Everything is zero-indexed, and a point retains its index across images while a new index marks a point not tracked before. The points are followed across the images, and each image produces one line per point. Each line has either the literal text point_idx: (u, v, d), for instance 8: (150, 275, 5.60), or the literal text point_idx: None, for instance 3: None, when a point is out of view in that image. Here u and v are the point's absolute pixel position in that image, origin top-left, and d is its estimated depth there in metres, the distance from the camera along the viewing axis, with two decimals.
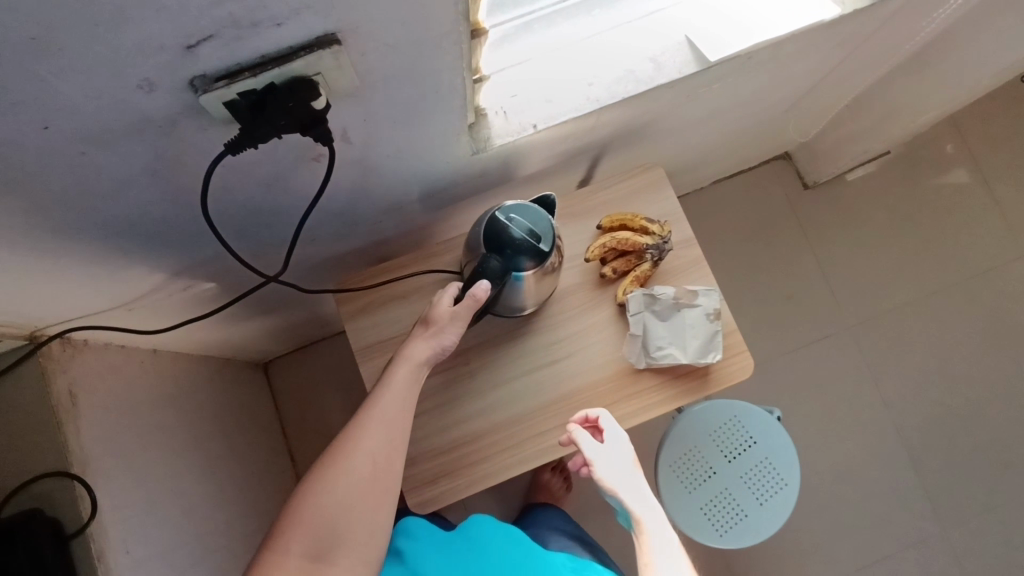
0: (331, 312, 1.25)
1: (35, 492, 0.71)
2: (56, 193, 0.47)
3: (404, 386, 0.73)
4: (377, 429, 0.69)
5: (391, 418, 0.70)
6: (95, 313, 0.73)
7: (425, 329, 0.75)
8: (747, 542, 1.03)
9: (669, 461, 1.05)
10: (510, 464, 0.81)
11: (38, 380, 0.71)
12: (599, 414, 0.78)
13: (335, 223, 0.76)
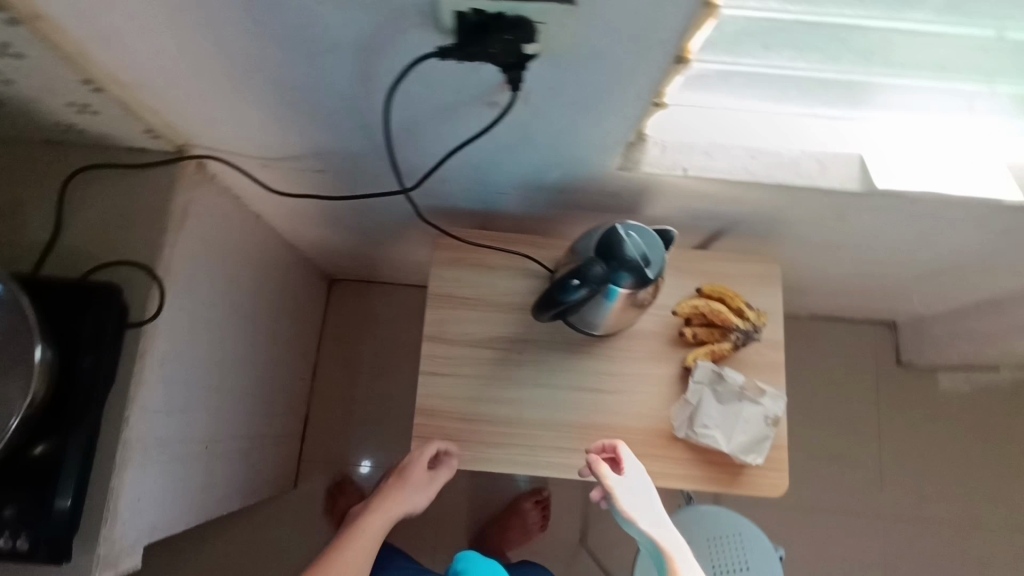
0: (412, 260, 1.30)
1: (120, 271, 0.75)
2: (278, 26, 0.53)
3: (372, 534, 0.77)
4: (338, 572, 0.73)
5: (354, 563, 0.74)
6: (237, 153, 0.80)
7: (400, 486, 0.80)
8: None
9: None
10: (515, 463, 0.81)
11: (165, 187, 0.78)
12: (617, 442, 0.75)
13: (467, 175, 0.80)
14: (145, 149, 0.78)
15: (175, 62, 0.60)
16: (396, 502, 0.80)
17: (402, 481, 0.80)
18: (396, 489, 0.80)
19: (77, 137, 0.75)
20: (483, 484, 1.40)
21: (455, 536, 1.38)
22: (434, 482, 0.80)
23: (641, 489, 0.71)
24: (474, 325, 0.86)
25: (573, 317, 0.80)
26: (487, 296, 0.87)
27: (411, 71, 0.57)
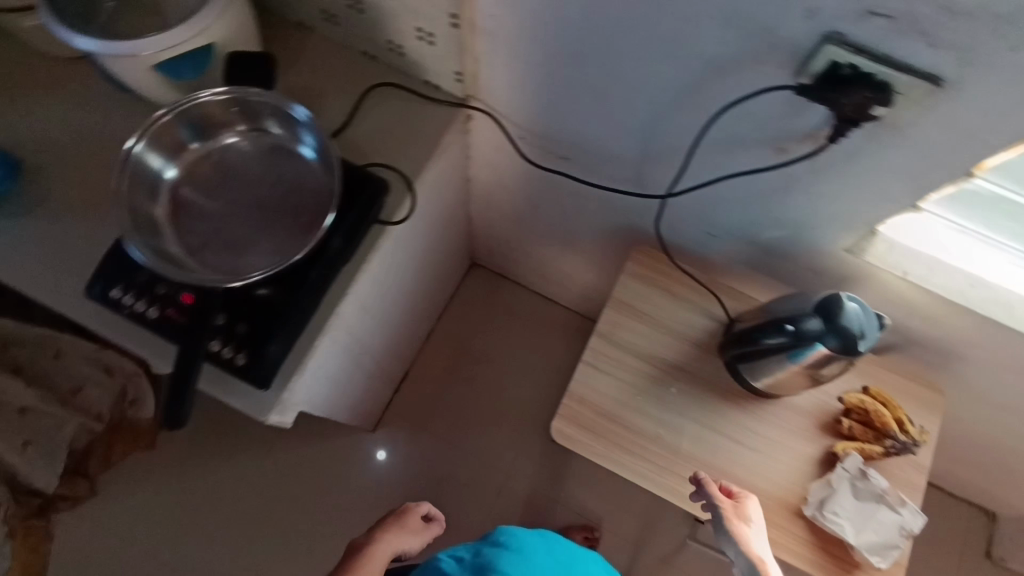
0: (562, 272, 1.38)
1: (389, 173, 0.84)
2: (653, 27, 0.62)
3: (374, 563, 0.90)
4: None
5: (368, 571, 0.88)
6: (502, 118, 0.90)
7: (399, 527, 0.97)
8: None
9: None
10: (643, 476, 0.85)
11: (440, 123, 0.87)
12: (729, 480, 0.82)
13: (693, 210, 0.87)
14: (434, 87, 0.88)
15: (531, 28, 0.71)
16: (400, 536, 0.96)
17: (396, 531, 0.96)
18: (393, 533, 0.96)
19: (391, 57, 0.87)
20: (540, 498, 1.42)
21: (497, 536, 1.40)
22: (430, 530, 1.01)
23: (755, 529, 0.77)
24: (642, 340, 0.91)
25: (748, 367, 0.84)
26: (660, 319, 0.92)
27: (754, 92, 0.63)
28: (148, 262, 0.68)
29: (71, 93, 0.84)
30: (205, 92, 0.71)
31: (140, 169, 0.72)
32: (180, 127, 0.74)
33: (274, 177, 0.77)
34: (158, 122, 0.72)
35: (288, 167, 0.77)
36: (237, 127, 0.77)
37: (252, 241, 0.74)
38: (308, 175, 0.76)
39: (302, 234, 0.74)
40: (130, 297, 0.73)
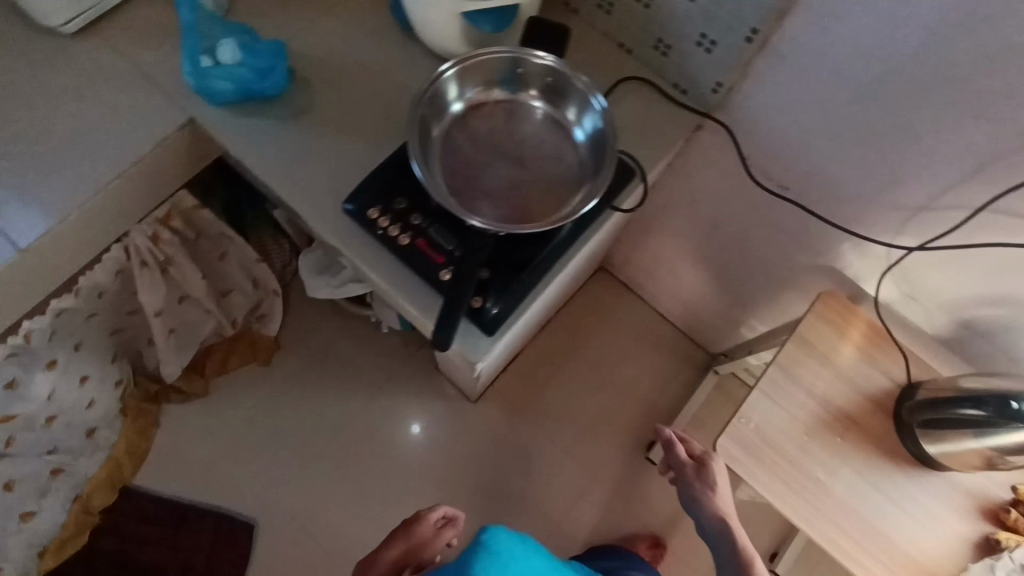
0: (695, 300, 1.40)
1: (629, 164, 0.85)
2: (976, 90, 0.66)
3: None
4: None
5: None
6: (742, 133, 0.90)
7: (408, 540, 1.07)
8: None
9: None
10: (798, 513, 0.88)
11: (682, 128, 0.90)
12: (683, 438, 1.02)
13: (906, 269, 0.90)
14: (683, 92, 0.90)
15: (828, 69, 0.74)
16: (403, 551, 1.06)
17: (408, 545, 1.07)
18: (405, 545, 1.07)
19: (651, 55, 0.89)
20: (618, 508, 1.43)
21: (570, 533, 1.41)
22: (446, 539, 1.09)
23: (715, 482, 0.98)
24: (816, 382, 0.93)
25: (926, 433, 0.86)
26: (837, 365, 0.94)
27: None
28: (423, 180, 0.70)
29: (350, 20, 0.89)
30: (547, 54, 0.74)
31: (441, 93, 0.77)
32: (485, 70, 0.78)
33: (550, 152, 0.79)
34: (473, 59, 0.76)
35: (562, 143, 0.79)
36: (536, 93, 0.80)
37: (507, 193, 0.76)
38: (577, 157, 0.78)
39: (556, 207, 0.76)
40: (389, 212, 0.77)
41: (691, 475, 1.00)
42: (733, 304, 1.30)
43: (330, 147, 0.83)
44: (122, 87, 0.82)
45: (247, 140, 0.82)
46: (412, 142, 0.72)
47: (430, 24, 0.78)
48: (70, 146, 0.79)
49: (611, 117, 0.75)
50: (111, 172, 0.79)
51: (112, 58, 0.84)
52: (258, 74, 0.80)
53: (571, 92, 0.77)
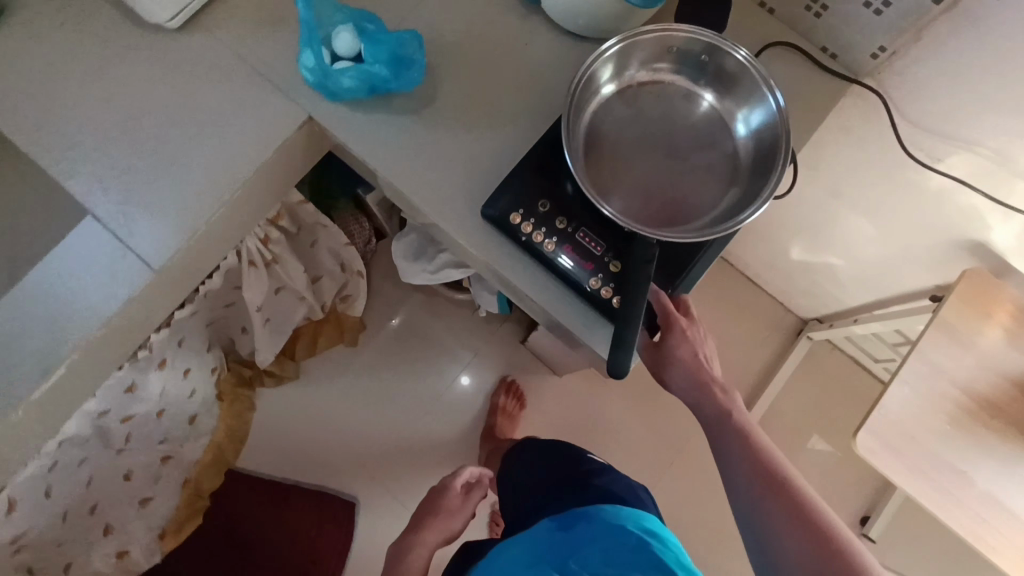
0: (791, 265, 1.34)
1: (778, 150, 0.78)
2: None
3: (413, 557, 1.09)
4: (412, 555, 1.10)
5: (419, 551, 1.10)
6: (897, 97, 0.83)
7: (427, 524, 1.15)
8: None
9: None
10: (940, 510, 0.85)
11: (829, 98, 0.82)
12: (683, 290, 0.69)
13: None
14: (834, 56, 0.82)
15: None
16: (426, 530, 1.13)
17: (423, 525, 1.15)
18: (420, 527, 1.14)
19: (801, 16, 0.81)
20: (705, 472, 1.45)
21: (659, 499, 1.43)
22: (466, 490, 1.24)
23: (684, 348, 0.68)
24: (956, 365, 0.89)
25: None
26: (982, 350, 0.90)
27: None
28: (573, 169, 0.64)
29: None
30: (745, 53, 0.66)
31: (602, 67, 0.69)
32: (648, 49, 0.70)
33: (707, 150, 0.71)
34: (650, 34, 0.67)
35: (722, 142, 0.71)
36: (705, 84, 0.72)
37: (655, 188, 0.69)
38: (737, 159, 0.71)
39: (709, 210, 0.68)
40: (531, 215, 0.72)
41: (685, 350, 0.69)
42: (837, 271, 1.24)
43: (459, 143, 0.77)
44: (237, 90, 0.77)
45: (367, 134, 0.77)
46: (567, 125, 0.66)
47: None
48: (195, 158, 0.76)
49: (786, 119, 0.67)
50: (237, 183, 0.76)
51: (222, 53, 0.78)
52: (394, 70, 0.73)
53: (746, 85, 0.69)
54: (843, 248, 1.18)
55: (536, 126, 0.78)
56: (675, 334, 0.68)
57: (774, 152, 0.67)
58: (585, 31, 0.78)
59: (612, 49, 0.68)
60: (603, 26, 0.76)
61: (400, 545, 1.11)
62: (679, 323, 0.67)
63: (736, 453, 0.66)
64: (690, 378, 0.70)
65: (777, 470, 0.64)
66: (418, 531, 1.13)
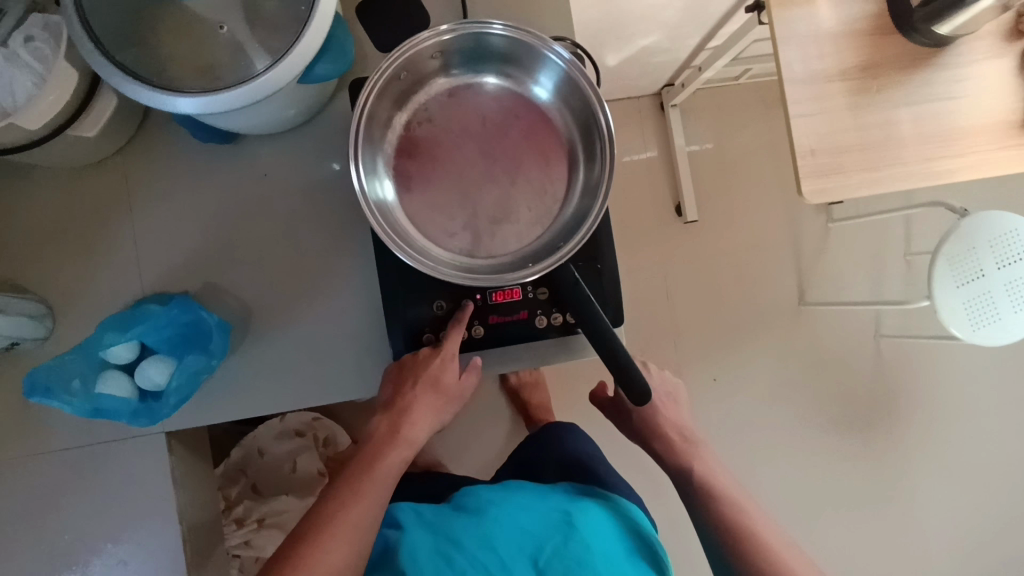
0: (614, 73, 1.27)
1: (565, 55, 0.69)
2: None
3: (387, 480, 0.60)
4: (376, 484, 0.59)
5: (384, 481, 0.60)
6: None
7: (397, 415, 0.62)
8: (999, 341, 1.07)
9: (947, 252, 1.08)
10: (903, 179, 0.89)
11: None
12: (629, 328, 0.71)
13: None
14: None
15: None
16: (427, 418, 0.62)
17: (398, 412, 0.62)
18: (387, 419, 0.62)
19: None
20: None
21: (689, 331, 1.41)
22: (460, 395, 0.64)
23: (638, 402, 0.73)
24: (821, 64, 0.89)
25: (926, 40, 0.88)
26: (828, 31, 0.89)
27: None
28: (428, 267, 0.55)
29: (159, 189, 0.65)
30: (493, 24, 0.55)
31: (366, 148, 0.58)
32: (390, 91, 0.59)
33: (524, 128, 0.63)
34: (383, 82, 0.56)
35: (529, 115, 0.63)
36: (474, 72, 0.62)
37: (512, 209, 0.62)
38: (556, 122, 0.63)
39: (574, 190, 0.62)
40: (437, 325, 0.63)
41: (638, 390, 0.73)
42: (655, 43, 1.16)
43: (314, 318, 0.66)
44: (82, 477, 0.64)
45: (228, 396, 0.65)
46: (388, 230, 0.56)
47: (260, 109, 0.57)
48: (119, 568, 0.64)
49: (574, 60, 0.57)
50: (177, 547, 0.65)
51: (30, 463, 0.64)
52: (199, 346, 0.62)
53: (504, 49, 0.59)
54: (648, 22, 1.06)
55: (359, 236, 0.66)
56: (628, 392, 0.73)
57: (586, 100, 0.58)
58: (304, 116, 0.64)
59: (361, 128, 0.56)
60: (317, 97, 0.63)
61: (379, 444, 0.61)
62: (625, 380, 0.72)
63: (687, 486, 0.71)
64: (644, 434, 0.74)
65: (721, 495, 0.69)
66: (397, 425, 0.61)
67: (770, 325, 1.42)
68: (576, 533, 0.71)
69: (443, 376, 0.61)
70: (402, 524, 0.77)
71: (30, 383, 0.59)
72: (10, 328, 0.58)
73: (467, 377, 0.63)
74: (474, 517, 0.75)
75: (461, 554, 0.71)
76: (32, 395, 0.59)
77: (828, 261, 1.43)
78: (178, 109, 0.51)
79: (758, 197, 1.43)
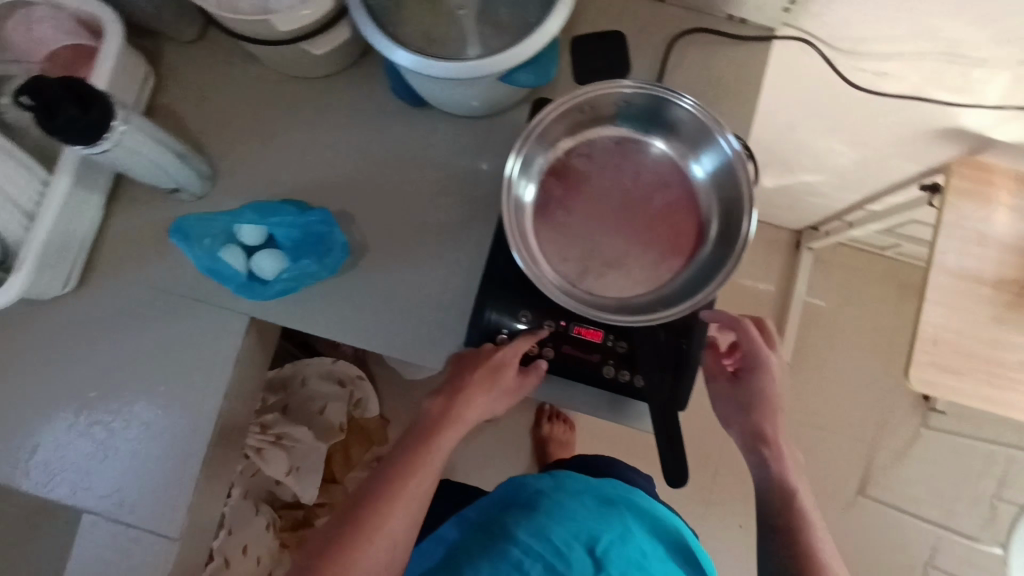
0: (764, 195, 1.28)
1: None
2: None
3: (440, 455, 0.63)
4: (431, 457, 0.62)
5: (435, 455, 0.63)
6: (817, 35, 0.76)
7: (453, 398, 0.64)
8: None
9: None
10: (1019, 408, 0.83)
11: (760, 62, 0.75)
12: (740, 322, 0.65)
13: None
14: (744, 21, 0.76)
15: None
16: (483, 406, 0.64)
17: (458, 395, 0.64)
18: (446, 398, 0.64)
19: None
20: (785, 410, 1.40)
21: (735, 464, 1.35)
22: (516, 391, 0.65)
23: (766, 382, 0.67)
24: (977, 264, 0.86)
25: None
26: (996, 236, 0.87)
27: None
28: (535, 276, 0.58)
29: (342, 120, 0.74)
30: (690, 100, 0.59)
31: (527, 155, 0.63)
32: (568, 118, 0.64)
33: (670, 196, 0.66)
34: (566, 107, 0.62)
35: (679, 187, 0.66)
36: (647, 130, 0.67)
37: (626, 260, 0.65)
38: (701, 203, 0.66)
39: (691, 267, 0.64)
40: (514, 330, 0.66)
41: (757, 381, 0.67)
42: (817, 183, 1.16)
43: (415, 278, 0.71)
44: (170, 323, 0.72)
45: (312, 309, 0.71)
46: (515, 230, 0.60)
47: (457, 88, 0.64)
48: (161, 410, 0.72)
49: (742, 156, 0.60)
50: (212, 416, 0.71)
51: (138, 293, 0.72)
52: (318, 253, 0.70)
53: (683, 122, 0.63)
54: (818, 161, 1.07)
55: (482, 227, 0.72)
56: (759, 368, 0.66)
57: (736, 196, 0.61)
58: (487, 110, 0.71)
59: (531, 138, 0.62)
60: (503, 98, 0.69)
61: (436, 419, 0.64)
62: (757, 352, 0.66)
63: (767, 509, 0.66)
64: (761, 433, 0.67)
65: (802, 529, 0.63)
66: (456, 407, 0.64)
67: (820, 500, 1.32)
68: (629, 544, 0.70)
69: (503, 368, 0.64)
70: (454, 537, 0.77)
71: (177, 225, 0.69)
72: (175, 175, 0.67)
73: (529, 376, 0.65)
74: (529, 511, 0.73)
75: (518, 547, 0.69)
76: (173, 235, 0.69)
77: (905, 463, 1.34)
78: (394, 58, 0.59)
79: (857, 368, 1.37)
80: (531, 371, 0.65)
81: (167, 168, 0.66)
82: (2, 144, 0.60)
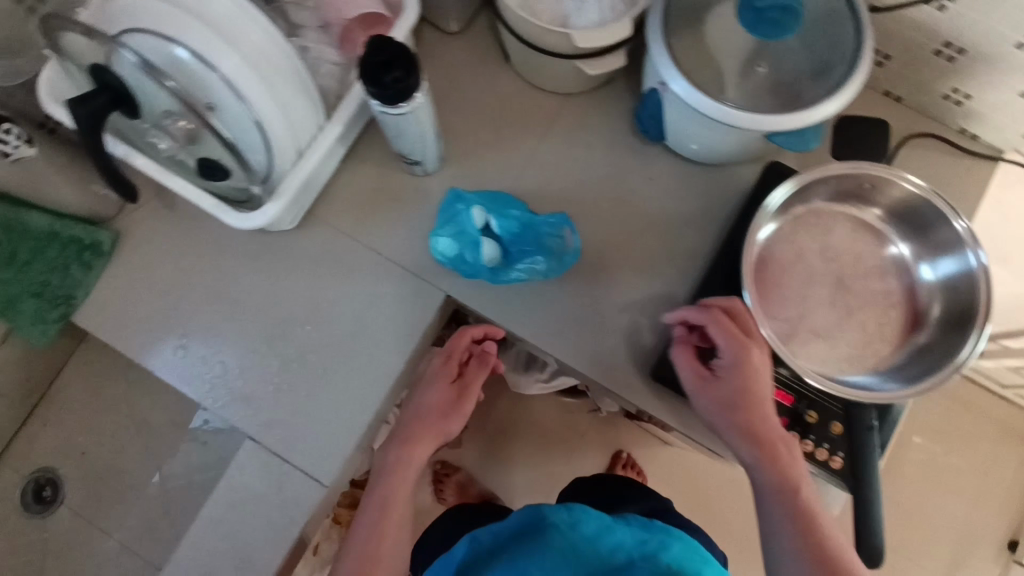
0: None
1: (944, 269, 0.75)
2: None
3: (404, 490, 0.70)
4: (398, 488, 0.69)
5: (401, 486, 0.70)
6: None
7: (397, 439, 0.72)
8: None
9: None
10: None
11: (982, 179, 0.77)
12: (704, 318, 0.63)
13: None
14: (976, 137, 0.78)
15: None
16: (432, 437, 0.71)
17: (403, 432, 0.72)
18: (396, 438, 0.71)
19: (929, 61, 0.72)
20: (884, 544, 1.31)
21: None
22: (465, 397, 0.74)
23: (745, 378, 0.61)
24: None
25: None
26: None
27: None
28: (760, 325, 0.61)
29: (572, 138, 0.80)
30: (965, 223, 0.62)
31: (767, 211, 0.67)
32: (812, 188, 0.68)
33: (889, 284, 0.68)
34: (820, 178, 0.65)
35: (900, 279, 0.68)
36: (881, 218, 0.69)
37: (835, 333, 0.67)
38: (921, 299, 0.67)
39: (899, 357, 0.66)
40: None
41: (731, 380, 0.61)
42: None
43: (609, 297, 0.75)
44: (373, 278, 0.77)
45: (510, 301, 0.75)
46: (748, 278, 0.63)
47: (709, 132, 0.68)
48: (343, 356, 0.75)
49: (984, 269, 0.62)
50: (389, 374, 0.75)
51: (350, 244, 0.77)
52: (538, 251, 0.73)
53: (927, 220, 0.66)
54: None
55: (681, 266, 0.76)
56: (739, 364, 0.61)
57: (970, 307, 0.62)
58: (714, 159, 0.76)
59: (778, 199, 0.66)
60: (740, 152, 0.73)
61: (388, 459, 0.71)
62: (734, 345, 0.61)
63: (785, 537, 0.56)
64: (768, 443, 0.59)
65: (830, 559, 0.54)
66: (405, 441, 0.71)
67: None
68: None
69: (443, 382, 0.74)
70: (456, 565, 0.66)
71: (455, 193, 0.75)
72: (421, 148, 0.71)
73: (473, 381, 0.75)
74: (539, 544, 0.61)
75: None
76: (448, 199, 0.76)
77: None
78: (668, 83, 0.63)
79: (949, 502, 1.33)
80: (478, 367, 0.76)
81: (421, 141, 0.69)
82: (305, 83, 0.64)
